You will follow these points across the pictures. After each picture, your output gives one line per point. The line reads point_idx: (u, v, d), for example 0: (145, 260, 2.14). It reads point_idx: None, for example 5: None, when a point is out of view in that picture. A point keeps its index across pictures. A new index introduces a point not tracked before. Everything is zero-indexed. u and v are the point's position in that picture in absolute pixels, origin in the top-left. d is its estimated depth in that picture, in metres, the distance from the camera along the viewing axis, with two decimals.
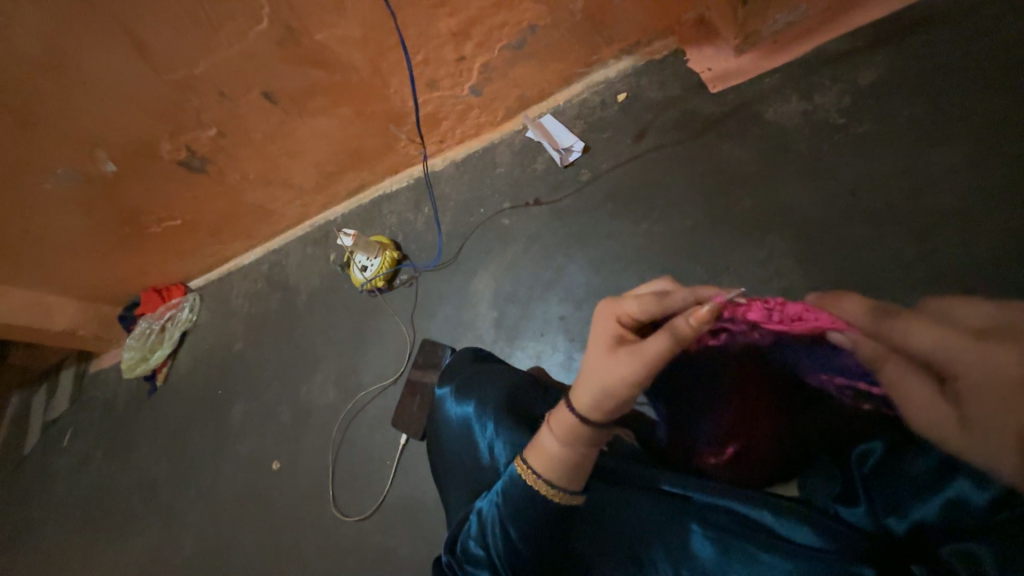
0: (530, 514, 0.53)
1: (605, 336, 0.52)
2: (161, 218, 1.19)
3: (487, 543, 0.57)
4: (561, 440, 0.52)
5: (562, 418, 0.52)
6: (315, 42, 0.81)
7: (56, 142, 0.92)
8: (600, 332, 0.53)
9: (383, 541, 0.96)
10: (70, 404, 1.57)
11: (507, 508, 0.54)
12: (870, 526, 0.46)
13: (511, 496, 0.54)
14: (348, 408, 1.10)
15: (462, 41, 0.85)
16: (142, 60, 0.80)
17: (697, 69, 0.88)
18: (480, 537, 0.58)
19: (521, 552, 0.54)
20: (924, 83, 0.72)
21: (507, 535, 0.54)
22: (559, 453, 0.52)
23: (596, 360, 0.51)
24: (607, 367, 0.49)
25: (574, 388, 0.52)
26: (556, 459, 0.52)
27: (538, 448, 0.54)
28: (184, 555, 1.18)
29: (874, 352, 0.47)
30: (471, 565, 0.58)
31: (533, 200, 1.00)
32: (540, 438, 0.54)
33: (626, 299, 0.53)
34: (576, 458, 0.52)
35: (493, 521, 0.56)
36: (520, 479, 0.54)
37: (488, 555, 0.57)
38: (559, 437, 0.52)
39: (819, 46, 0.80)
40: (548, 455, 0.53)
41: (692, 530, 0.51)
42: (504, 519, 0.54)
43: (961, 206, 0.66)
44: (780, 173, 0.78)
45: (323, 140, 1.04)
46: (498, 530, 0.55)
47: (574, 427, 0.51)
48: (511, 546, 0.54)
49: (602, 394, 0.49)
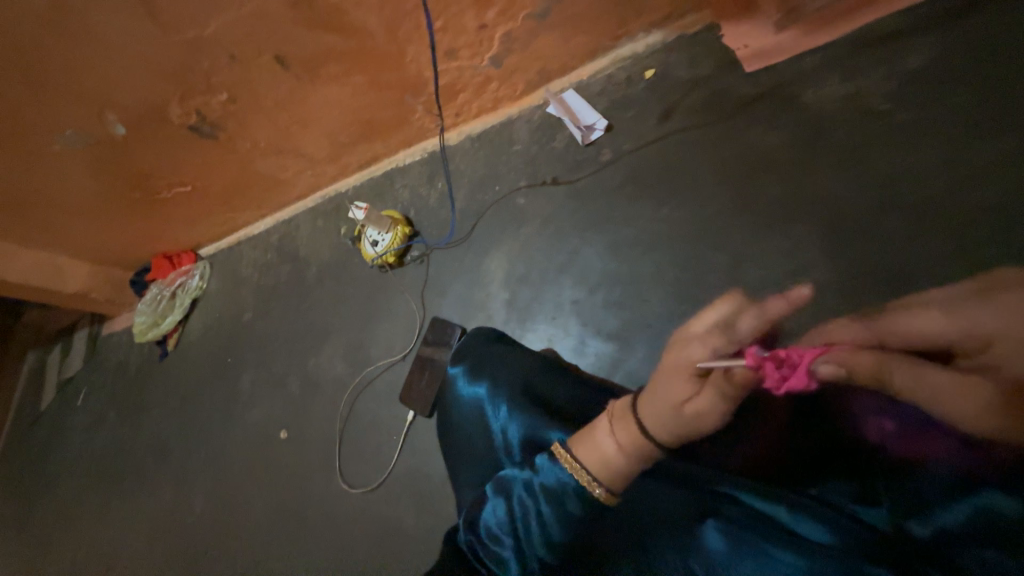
0: (576, 512, 0.52)
1: (676, 374, 0.48)
2: (171, 184, 1.18)
3: (516, 527, 0.55)
4: (623, 447, 0.51)
5: (632, 443, 0.51)
6: (329, 4, 0.77)
7: (64, 101, 0.90)
8: (674, 370, 0.49)
9: (388, 513, 0.98)
10: (84, 365, 1.60)
11: (547, 493, 0.54)
12: (887, 526, 0.47)
13: (554, 487, 0.54)
14: (357, 382, 1.10)
15: (484, 8, 0.80)
16: (150, 18, 0.77)
17: (732, 46, 0.83)
18: (506, 520, 0.56)
19: (556, 542, 0.53)
20: (978, 69, 0.67)
21: (543, 518, 0.53)
22: (620, 463, 0.51)
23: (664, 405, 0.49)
24: (679, 417, 0.48)
25: (647, 411, 0.50)
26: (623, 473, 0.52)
27: (594, 446, 0.53)
28: (195, 515, 1.22)
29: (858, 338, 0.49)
30: (494, 548, 0.56)
31: (551, 180, 0.97)
32: (597, 439, 0.53)
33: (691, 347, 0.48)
34: (632, 469, 0.51)
35: (523, 501, 0.55)
36: (569, 476, 0.53)
37: (515, 542, 0.55)
38: (619, 443, 0.52)
39: (866, 25, 0.74)
40: (604, 457, 0.52)
41: (705, 522, 0.51)
42: (540, 502, 0.54)
43: (1004, 203, 0.63)
44: (812, 161, 0.75)
45: (336, 109, 1.01)
46: (532, 515, 0.54)
47: (644, 443, 0.51)
48: (545, 531, 0.53)
49: (676, 433, 0.49)
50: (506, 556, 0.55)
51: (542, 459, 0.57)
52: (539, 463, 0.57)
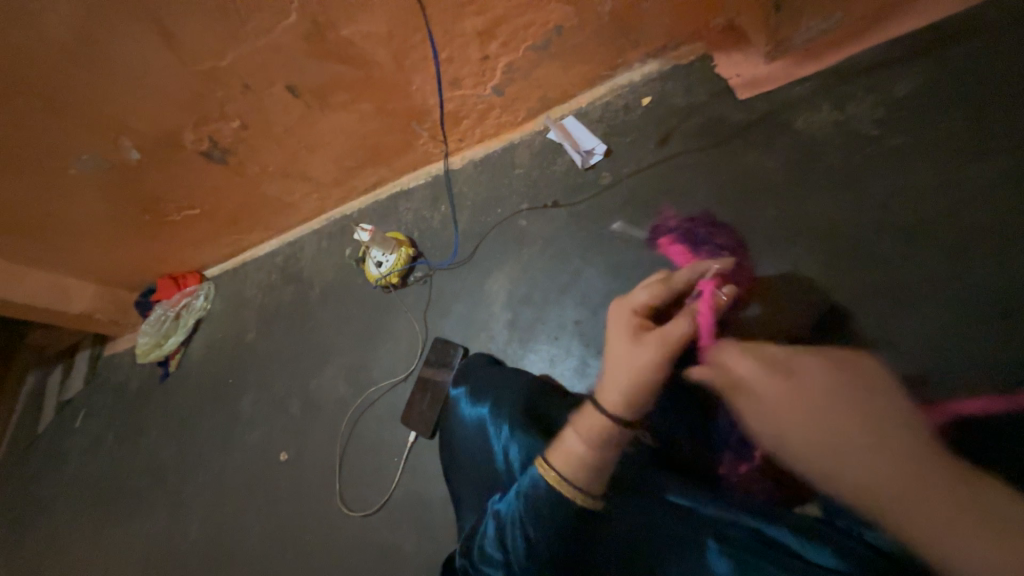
0: (550, 515, 0.54)
1: (627, 328, 0.60)
2: (181, 207, 1.20)
3: (506, 545, 0.57)
4: (585, 439, 0.54)
5: (592, 415, 0.56)
6: (340, 36, 0.81)
7: (83, 128, 0.93)
8: (624, 323, 0.61)
9: (388, 539, 0.96)
10: (84, 386, 1.59)
11: (529, 509, 0.55)
12: None
13: (530, 492, 0.56)
14: (358, 403, 1.10)
15: (487, 40, 0.84)
16: (169, 50, 0.81)
17: (725, 76, 0.87)
18: (497, 537, 0.58)
19: (540, 554, 0.55)
20: (964, 96, 0.70)
21: (527, 536, 0.55)
22: (586, 455, 0.54)
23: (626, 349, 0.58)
24: (635, 359, 0.56)
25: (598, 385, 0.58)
26: (591, 461, 0.54)
27: (562, 448, 0.55)
28: (190, 541, 1.19)
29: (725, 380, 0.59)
30: (487, 566, 0.58)
31: (551, 202, 0.99)
32: (565, 441, 0.56)
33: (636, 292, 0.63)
34: (588, 455, 0.54)
35: (511, 521, 0.57)
36: (543, 479, 0.55)
37: (505, 557, 0.57)
38: (582, 436, 0.55)
39: (853, 56, 0.78)
40: (567, 449, 0.55)
41: (707, 545, 0.51)
42: (520, 514, 0.56)
43: (996, 225, 0.64)
44: (807, 184, 0.77)
45: (343, 135, 1.04)
46: (518, 533, 0.56)
47: (599, 423, 0.55)
48: (531, 549, 0.55)
49: (632, 386, 0.55)
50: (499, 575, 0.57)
51: (525, 476, 0.58)
52: (523, 478, 0.58)
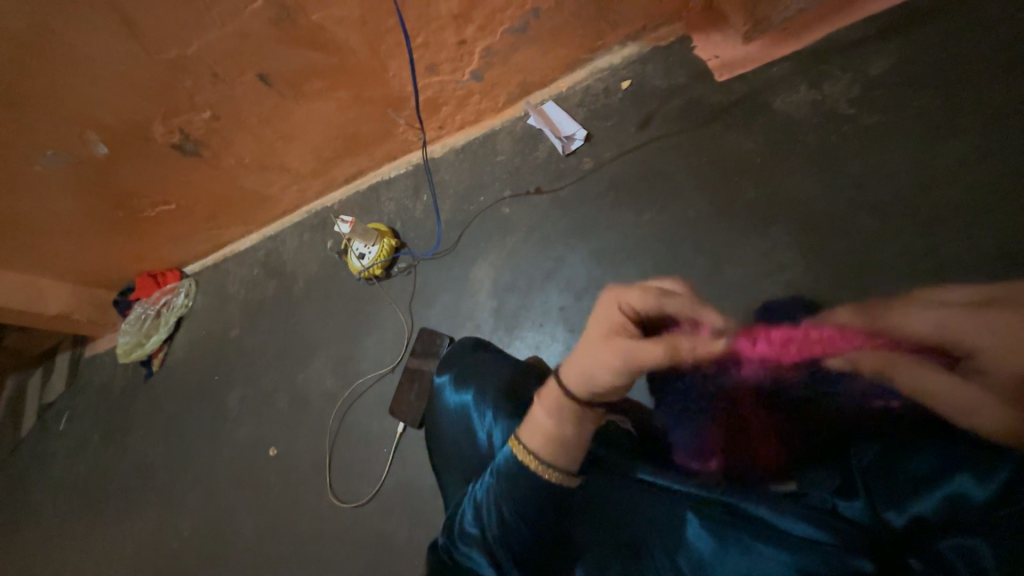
0: (530, 490, 0.54)
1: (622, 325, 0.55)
2: (155, 202, 1.17)
3: (483, 524, 0.57)
4: (551, 412, 0.54)
5: (551, 391, 0.55)
6: (311, 22, 0.79)
7: (47, 122, 0.90)
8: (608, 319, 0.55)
9: (380, 528, 0.97)
10: (65, 389, 1.56)
11: (503, 486, 0.55)
12: (868, 520, 0.46)
13: (509, 468, 0.56)
14: (346, 396, 1.10)
15: (463, 24, 0.82)
16: (131, 38, 0.78)
17: (704, 57, 0.86)
18: (476, 518, 0.58)
19: (518, 529, 0.54)
20: (934, 74, 0.70)
21: (502, 515, 0.55)
22: (553, 428, 0.54)
23: (589, 342, 0.52)
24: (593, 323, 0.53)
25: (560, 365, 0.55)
26: (556, 435, 0.54)
27: (532, 424, 0.55)
28: (182, 539, 1.18)
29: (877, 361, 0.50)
30: (467, 541, 0.58)
31: (534, 189, 0.98)
32: (533, 415, 0.56)
33: (630, 288, 0.53)
34: (551, 428, 0.54)
35: (487, 500, 0.57)
36: (515, 457, 0.56)
37: (484, 531, 0.57)
38: (547, 410, 0.55)
39: (828, 35, 0.78)
40: (535, 423, 0.55)
41: (688, 520, 0.52)
42: (497, 496, 0.56)
43: (966, 201, 0.66)
44: (784, 165, 0.77)
45: (320, 124, 1.01)
46: (494, 512, 0.56)
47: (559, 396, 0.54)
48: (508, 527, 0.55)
49: (582, 357, 0.52)
50: (478, 554, 0.57)
51: (500, 455, 0.58)
52: (497, 458, 0.58)
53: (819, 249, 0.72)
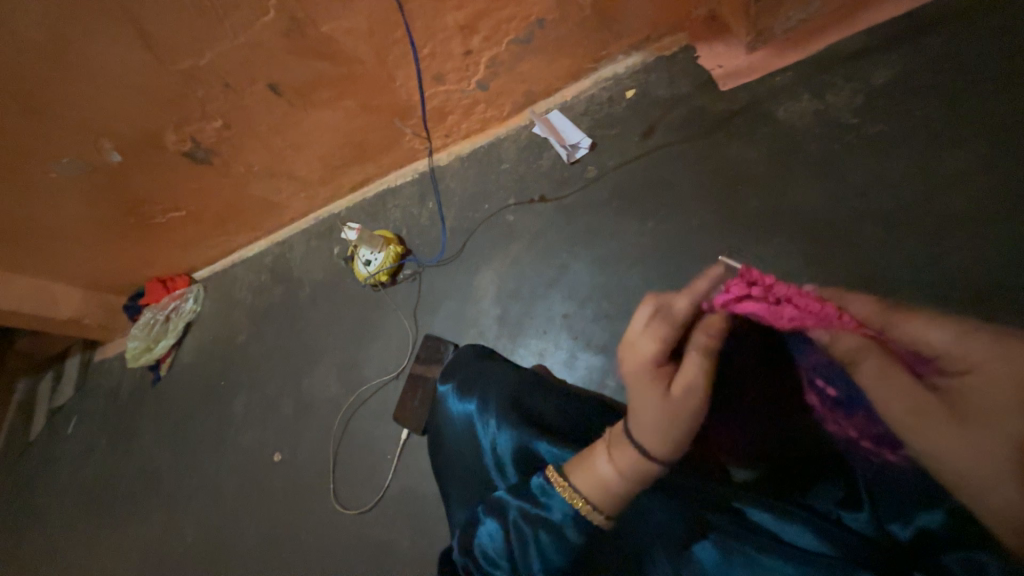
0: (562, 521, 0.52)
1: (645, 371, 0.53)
2: (166, 209, 1.19)
3: (514, 554, 0.55)
4: (622, 471, 0.51)
5: (625, 449, 0.51)
6: (320, 33, 0.80)
7: (63, 130, 0.92)
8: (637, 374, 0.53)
9: (383, 535, 0.97)
10: (75, 392, 1.58)
11: (546, 521, 0.53)
12: (872, 531, 0.47)
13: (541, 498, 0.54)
14: (350, 402, 1.10)
15: (469, 34, 0.84)
16: (146, 49, 0.80)
17: (708, 67, 0.87)
18: (503, 544, 0.56)
19: (549, 558, 0.53)
20: (939, 83, 0.70)
21: (541, 548, 0.53)
22: (616, 483, 0.51)
23: (646, 405, 0.51)
24: (643, 387, 0.52)
25: (636, 428, 0.51)
26: (621, 492, 0.51)
27: (592, 473, 0.52)
28: (187, 544, 1.19)
29: (854, 344, 0.47)
30: (491, 567, 0.56)
31: (538, 197, 0.99)
32: (596, 466, 0.52)
33: (641, 340, 0.54)
34: (635, 490, 0.52)
35: (522, 530, 0.54)
36: (566, 502, 0.53)
37: (511, 560, 0.55)
38: (617, 467, 0.51)
39: (832, 44, 0.78)
40: (612, 490, 0.51)
41: (695, 532, 0.51)
42: (535, 528, 0.54)
43: (972, 210, 0.65)
44: (788, 174, 0.77)
45: (328, 133, 1.03)
46: (529, 545, 0.54)
47: (638, 460, 0.50)
48: (545, 561, 0.53)
49: (668, 426, 0.49)
50: None
51: (542, 489, 0.55)
52: (538, 491, 0.56)
53: (823, 258, 0.72)
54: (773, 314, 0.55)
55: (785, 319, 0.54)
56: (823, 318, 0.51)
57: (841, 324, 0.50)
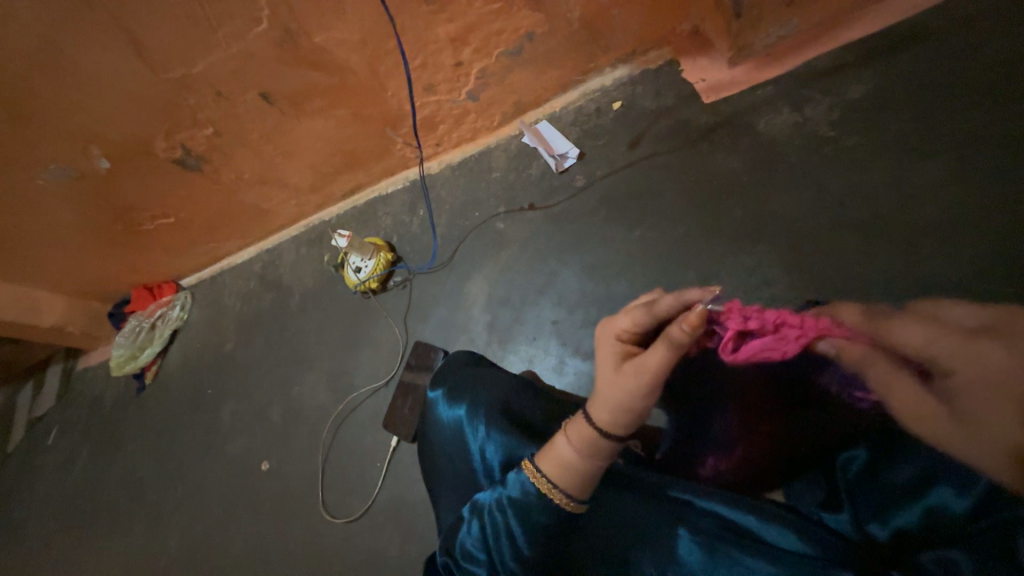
0: (541, 523, 0.53)
1: (611, 356, 0.54)
2: (154, 216, 1.19)
3: (489, 546, 0.56)
4: (577, 448, 0.52)
5: (579, 425, 0.53)
6: (312, 43, 0.82)
7: (50, 136, 0.92)
8: (605, 355, 0.55)
9: (372, 544, 0.96)
10: (56, 402, 1.55)
11: (515, 507, 0.54)
12: (852, 532, 0.50)
13: (520, 502, 0.55)
14: (340, 410, 1.09)
15: (460, 46, 0.86)
16: (138, 57, 0.80)
17: (692, 80, 0.90)
18: (480, 539, 0.57)
19: (526, 557, 0.54)
20: (911, 98, 0.73)
21: (512, 537, 0.54)
22: (576, 463, 0.52)
23: (605, 379, 0.53)
24: (606, 373, 0.53)
25: (590, 402, 0.53)
26: (579, 470, 0.52)
27: (554, 455, 0.54)
28: (169, 557, 1.16)
29: (861, 354, 0.50)
30: (469, 565, 0.57)
31: (528, 205, 1.00)
32: (556, 446, 0.54)
33: (618, 316, 0.56)
34: (590, 468, 0.52)
35: (494, 520, 0.56)
36: (533, 486, 0.54)
37: (489, 558, 0.56)
38: (573, 443, 0.53)
39: (810, 60, 0.81)
40: (568, 466, 0.52)
41: (679, 534, 0.52)
42: (507, 515, 0.55)
43: (945, 219, 0.68)
44: (768, 183, 0.80)
45: (319, 141, 1.04)
46: (504, 536, 0.55)
47: (593, 438, 0.52)
48: (518, 552, 0.54)
49: (616, 407, 0.51)
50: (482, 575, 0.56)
51: (512, 478, 0.56)
52: (509, 480, 0.57)
53: (804, 265, 0.74)
54: (778, 344, 0.52)
55: (790, 344, 0.52)
56: (820, 333, 0.52)
57: (840, 335, 0.52)
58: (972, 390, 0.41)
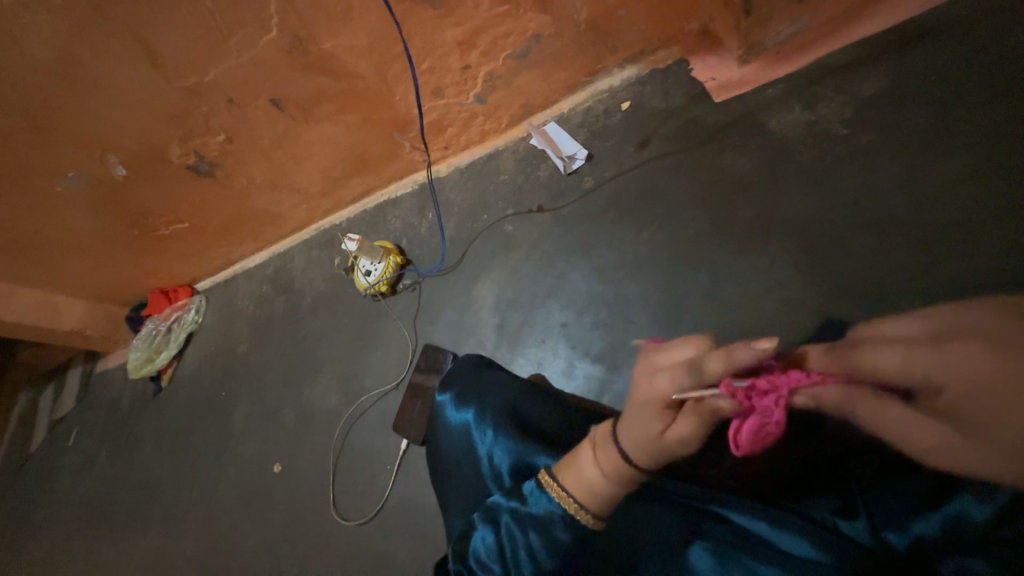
0: (562, 537, 0.53)
1: (653, 414, 0.48)
2: (169, 221, 1.21)
3: (506, 557, 0.55)
4: (606, 475, 0.52)
5: (612, 459, 0.51)
6: (321, 49, 0.82)
7: (69, 145, 0.94)
8: (646, 412, 0.48)
9: (382, 547, 0.96)
10: (76, 404, 1.59)
11: (534, 522, 0.55)
12: (870, 540, 0.48)
13: (542, 513, 0.55)
14: (351, 411, 1.10)
15: (467, 49, 0.86)
16: (153, 67, 0.82)
17: (701, 79, 0.89)
18: (495, 548, 0.56)
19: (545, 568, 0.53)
20: (929, 94, 0.71)
21: (532, 550, 0.54)
22: (602, 485, 0.52)
23: (647, 435, 0.48)
24: (650, 429, 0.48)
25: (627, 445, 0.50)
26: (606, 493, 0.52)
27: (578, 475, 0.53)
28: (185, 557, 1.18)
29: (841, 397, 0.46)
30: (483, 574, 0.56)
31: (536, 207, 1.00)
32: (581, 467, 0.53)
33: (658, 377, 0.47)
34: (616, 491, 0.52)
35: (513, 531, 0.56)
36: (557, 502, 0.54)
37: (504, 568, 0.55)
38: (602, 471, 0.52)
39: (823, 57, 0.80)
40: (596, 490, 0.52)
41: (691, 542, 0.52)
42: (526, 529, 0.55)
43: (964, 218, 0.66)
44: (781, 183, 0.78)
45: (329, 145, 1.05)
46: (522, 546, 0.54)
47: (626, 469, 0.51)
48: (536, 563, 0.54)
49: (664, 458, 0.49)
50: None
51: (531, 491, 0.57)
52: (528, 493, 0.57)
53: (819, 266, 0.73)
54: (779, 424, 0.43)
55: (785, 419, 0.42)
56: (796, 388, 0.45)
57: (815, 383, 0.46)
58: (972, 401, 0.37)
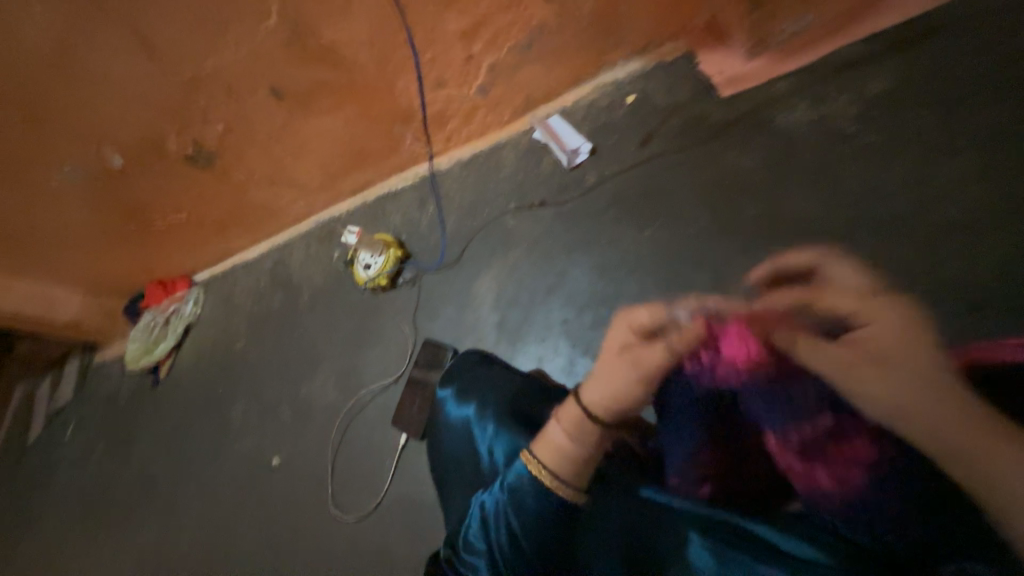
0: (534, 509, 0.54)
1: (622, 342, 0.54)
2: (167, 213, 1.19)
3: (489, 538, 0.57)
4: (569, 432, 0.54)
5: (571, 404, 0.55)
6: (321, 40, 0.81)
7: (65, 137, 0.93)
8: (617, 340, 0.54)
9: (380, 542, 0.97)
10: (74, 396, 1.58)
11: (511, 501, 0.55)
12: (870, 542, 0.43)
13: (517, 490, 0.55)
14: (349, 407, 1.10)
15: (470, 42, 0.85)
16: (150, 57, 0.80)
17: (708, 73, 0.88)
18: (481, 530, 0.58)
19: (523, 548, 0.54)
20: (937, 92, 0.70)
21: (510, 529, 0.55)
22: (568, 447, 0.53)
23: (609, 363, 0.54)
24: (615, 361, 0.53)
25: (589, 381, 0.55)
26: (570, 454, 0.53)
27: (546, 440, 0.55)
28: (184, 550, 1.18)
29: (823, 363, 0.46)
30: (469, 554, 0.58)
31: (538, 203, 0.99)
32: (548, 431, 0.55)
33: (637, 309, 0.54)
34: (582, 452, 0.53)
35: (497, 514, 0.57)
36: (528, 472, 0.55)
37: (488, 548, 0.57)
38: (566, 429, 0.54)
39: (830, 52, 0.79)
40: (564, 453, 0.53)
41: (689, 539, 0.49)
42: (505, 509, 0.56)
43: (968, 219, 0.66)
44: (785, 181, 0.78)
45: (329, 138, 1.04)
46: (502, 526, 0.56)
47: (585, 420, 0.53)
48: (514, 543, 0.55)
49: (615, 394, 0.53)
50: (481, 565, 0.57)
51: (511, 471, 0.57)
52: (508, 473, 0.58)
53: None
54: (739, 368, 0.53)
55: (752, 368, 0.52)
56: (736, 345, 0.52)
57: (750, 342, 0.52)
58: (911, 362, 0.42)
